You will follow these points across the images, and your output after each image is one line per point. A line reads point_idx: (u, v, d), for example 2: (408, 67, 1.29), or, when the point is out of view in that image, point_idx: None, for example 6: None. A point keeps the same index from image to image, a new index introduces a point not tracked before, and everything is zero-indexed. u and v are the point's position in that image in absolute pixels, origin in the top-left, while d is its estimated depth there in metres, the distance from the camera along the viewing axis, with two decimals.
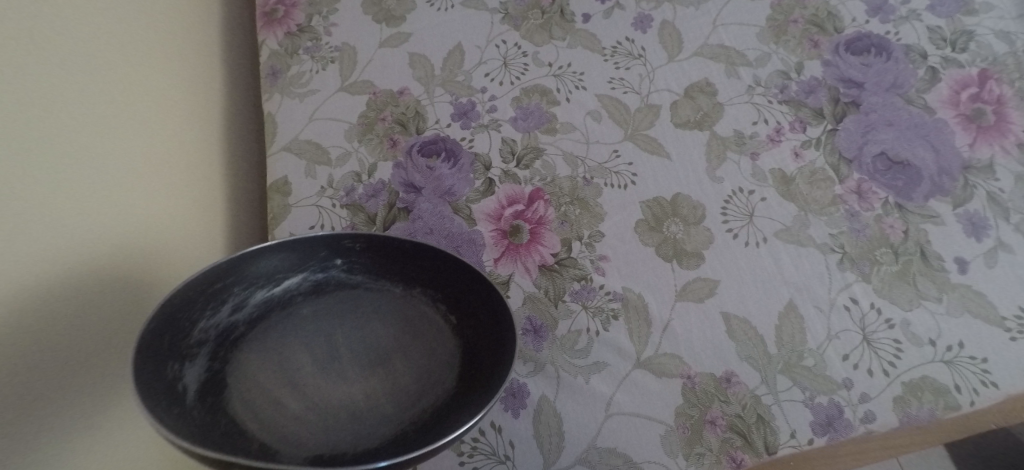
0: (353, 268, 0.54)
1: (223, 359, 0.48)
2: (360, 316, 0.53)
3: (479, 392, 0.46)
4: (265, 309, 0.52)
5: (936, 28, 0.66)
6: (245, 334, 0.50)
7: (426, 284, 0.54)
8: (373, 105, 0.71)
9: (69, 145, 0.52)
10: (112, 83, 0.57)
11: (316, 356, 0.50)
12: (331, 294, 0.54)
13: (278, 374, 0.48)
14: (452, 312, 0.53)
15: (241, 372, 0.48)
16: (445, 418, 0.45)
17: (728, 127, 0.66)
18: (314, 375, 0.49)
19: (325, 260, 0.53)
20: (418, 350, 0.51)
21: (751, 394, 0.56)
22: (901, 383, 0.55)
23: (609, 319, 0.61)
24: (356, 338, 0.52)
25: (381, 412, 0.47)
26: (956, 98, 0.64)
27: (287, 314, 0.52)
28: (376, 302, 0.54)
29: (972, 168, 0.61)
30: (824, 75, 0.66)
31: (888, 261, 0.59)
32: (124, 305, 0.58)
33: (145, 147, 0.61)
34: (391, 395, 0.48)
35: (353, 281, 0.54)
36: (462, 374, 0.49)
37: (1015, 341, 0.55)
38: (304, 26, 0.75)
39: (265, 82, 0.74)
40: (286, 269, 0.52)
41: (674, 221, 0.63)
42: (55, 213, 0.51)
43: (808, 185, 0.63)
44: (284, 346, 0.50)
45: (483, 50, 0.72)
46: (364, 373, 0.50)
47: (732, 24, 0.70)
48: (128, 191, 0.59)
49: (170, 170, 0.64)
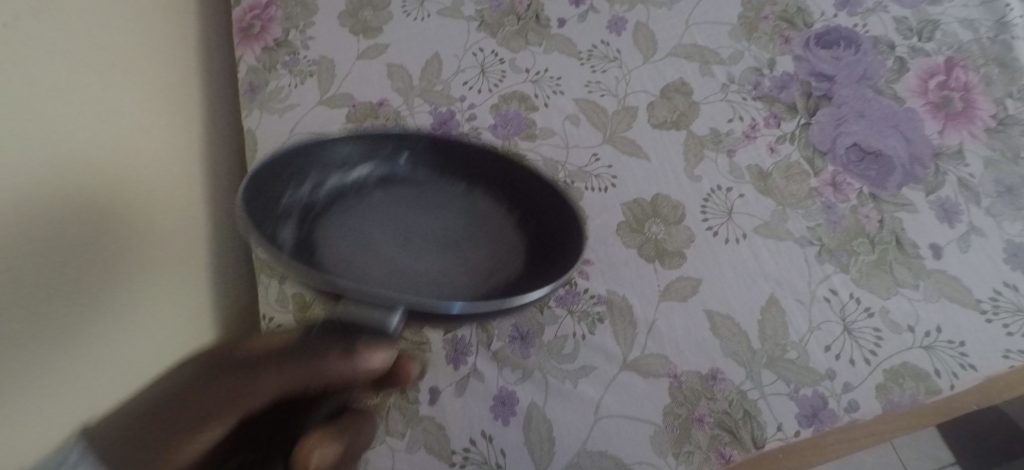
0: (417, 164, 0.56)
1: (314, 207, 0.50)
2: (429, 208, 0.55)
3: (548, 267, 0.48)
4: (338, 194, 0.53)
5: (903, 19, 0.69)
6: (324, 213, 0.51)
7: (490, 183, 0.55)
8: (353, 119, 0.72)
9: (68, 165, 0.54)
10: (103, 109, 0.58)
11: (394, 242, 0.52)
12: (399, 182, 0.56)
13: (359, 252, 0.50)
14: (509, 206, 0.54)
15: (326, 246, 0.49)
16: (514, 288, 0.48)
17: (704, 126, 0.68)
18: (391, 254, 0.51)
19: (392, 154, 0.55)
20: (481, 235, 0.54)
21: (736, 390, 0.57)
22: (881, 371, 0.56)
23: (594, 322, 0.61)
24: (424, 230, 0.54)
25: (458, 286, 0.49)
26: (925, 87, 0.66)
27: (357, 200, 0.54)
28: (440, 196, 0.55)
29: (943, 155, 0.63)
30: (796, 70, 0.69)
31: (864, 251, 0.61)
32: (120, 272, 0.61)
33: (136, 166, 0.63)
34: (465, 272, 0.51)
35: (418, 177, 0.56)
36: (529, 256, 0.51)
37: (990, 323, 0.56)
38: (281, 40, 0.77)
39: (243, 98, 0.75)
40: (356, 160, 0.53)
41: (655, 221, 0.64)
42: (67, 173, 0.54)
43: (785, 180, 0.64)
44: (360, 228, 0.53)
45: (461, 58, 0.74)
46: (436, 254, 0.52)
47: (704, 24, 0.72)
48: (122, 208, 0.61)
49: (160, 188, 0.66)
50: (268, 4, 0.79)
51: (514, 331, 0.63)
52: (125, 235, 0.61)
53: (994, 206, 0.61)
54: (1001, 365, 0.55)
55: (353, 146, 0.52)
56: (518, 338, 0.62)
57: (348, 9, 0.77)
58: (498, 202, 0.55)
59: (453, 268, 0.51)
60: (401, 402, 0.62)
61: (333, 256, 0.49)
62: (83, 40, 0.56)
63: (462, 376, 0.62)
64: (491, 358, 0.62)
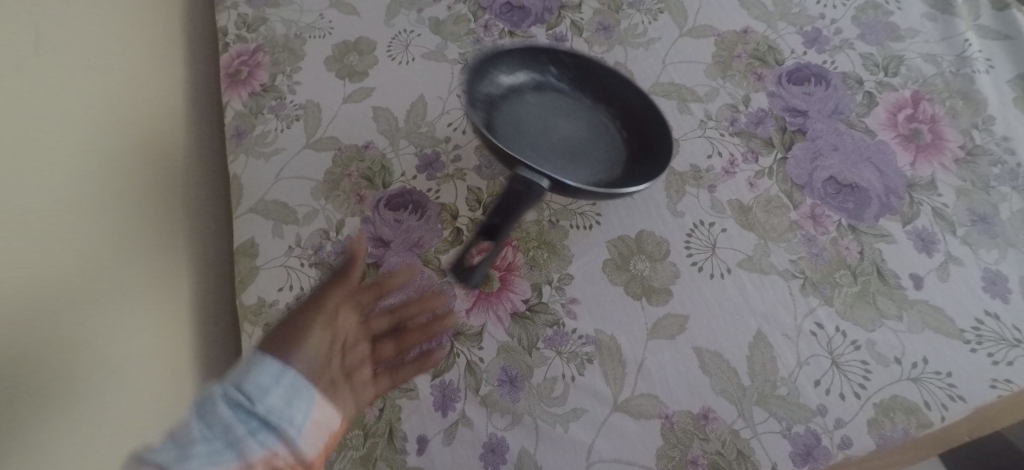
0: (562, 77, 0.68)
1: (495, 98, 0.65)
2: (567, 104, 0.68)
3: (650, 169, 0.63)
4: (504, 96, 0.66)
5: (868, 55, 0.70)
6: (501, 107, 0.66)
7: (606, 104, 0.68)
8: (339, 161, 0.71)
9: (54, 172, 0.59)
10: (59, 168, 0.60)
11: (538, 115, 0.67)
12: (547, 91, 0.68)
13: (516, 132, 0.65)
14: (623, 129, 0.67)
15: (503, 134, 0.64)
16: (622, 182, 0.63)
17: (685, 162, 0.68)
18: (540, 139, 0.66)
19: (545, 66, 0.68)
20: (601, 142, 0.67)
21: (729, 429, 0.57)
22: (873, 405, 0.57)
23: (583, 363, 0.61)
24: (558, 126, 0.67)
25: (593, 179, 0.64)
26: (894, 120, 0.67)
27: (515, 102, 0.67)
28: (572, 109, 0.68)
29: (916, 186, 0.64)
30: (770, 105, 0.69)
31: (847, 283, 0.61)
32: (113, 284, 0.64)
33: (101, 226, 0.63)
34: (596, 173, 0.64)
35: (558, 90, 0.68)
36: (634, 161, 0.65)
37: (975, 352, 0.57)
38: (268, 85, 0.76)
39: (230, 143, 0.75)
40: (516, 68, 0.67)
41: (640, 258, 0.64)
42: (47, 178, 0.59)
43: (765, 213, 0.65)
44: (511, 112, 0.66)
45: (445, 100, 0.73)
46: (566, 150, 0.66)
47: (680, 63, 0.72)
48: (82, 266, 0.61)
49: (134, 247, 0.67)
50: (256, 50, 0.79)
51: (502, 374, 0.61)
52: (93, 281, 0.62)
53: (970, 235, 0.62)
54: (989, 394, 0.56)
55: (564, 62, 0.68)
56: (506, 381, 0.61)
57: (333, 54, 0.77)
58: (603, 108, 0.68)
59: (565, 139, 0.66)
60: (388, 453, 0.60)
61: (527, 153, 0.64)
62: (68, 79, 0.62)
63: (450, 423, 0.60)
64: (480, 404, 0.60)
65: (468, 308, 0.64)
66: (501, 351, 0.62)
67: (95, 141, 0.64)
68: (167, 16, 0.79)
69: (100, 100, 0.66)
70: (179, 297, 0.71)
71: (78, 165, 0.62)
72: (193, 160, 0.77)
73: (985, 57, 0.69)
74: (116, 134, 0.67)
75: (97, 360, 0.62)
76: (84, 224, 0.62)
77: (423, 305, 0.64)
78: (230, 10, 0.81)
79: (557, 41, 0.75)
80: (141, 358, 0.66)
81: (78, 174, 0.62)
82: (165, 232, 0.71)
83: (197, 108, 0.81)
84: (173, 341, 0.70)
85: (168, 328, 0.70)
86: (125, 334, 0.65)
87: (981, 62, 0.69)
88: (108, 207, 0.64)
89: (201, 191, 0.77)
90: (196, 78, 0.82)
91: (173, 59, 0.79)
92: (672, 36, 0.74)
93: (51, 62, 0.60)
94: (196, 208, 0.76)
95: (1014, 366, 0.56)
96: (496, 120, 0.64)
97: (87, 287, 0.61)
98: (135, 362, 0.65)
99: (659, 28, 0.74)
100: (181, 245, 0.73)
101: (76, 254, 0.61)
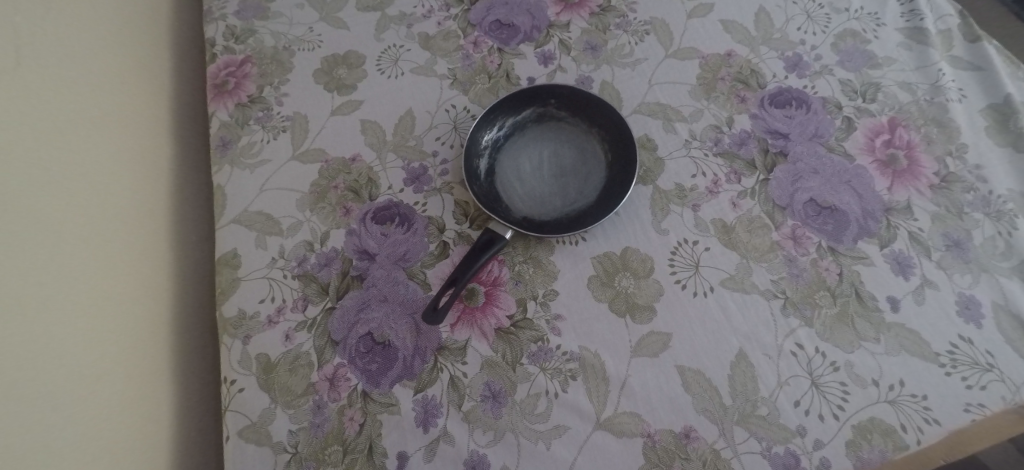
0: (560, 109, 0.72)
1: (498, 142, 0.71)
2: (563, 135, 0.72)
3: (615, 198, 0.67)
4: (508, 134, 0.72)
5: (847, 81, 0.72)
6: (502, 147, 0.71)
7: (599, 134, 0.71)
8: (325, 173, 0.71)
9: (37, 164, 0.59)
10: (33, 175, 0.59)
11: (536, 151, 0.71)
12: (547, 122, 0.72)
13: (512, 165, 0.70)
14: (608, 156, 0.70)
15: (501, 169, 0.70)
16: (591, 211, 0.67)
17: (670, 180, 0.69)
18: (532, 168, 0.70)
19: (546, 101, 0.72)
20: (587, 171, 0.70)
21: (710, 449, 0.57)
22: (851, 426, 0.57)
23: (567, 379, 0.60)
24: (552, 155, 0.71)
25: (570, 206, 0.68)
26: (872, 145, 0.69)
27: (516, 138, 0.72)
28: (569, 137, 0.72)
29: (893, 209, 0.66)
30: (753, 128, 0.70)
31: (827, 304, 0.62)
32: (99, 288, 0.63)
33: (71, 236, 0.61)
34: (575, 199, 0.69)
35: (558, 118, 0.72)
36: (610, 186, 0.68)
37: (950, 375, 0.59)
38: (255, 96, 0.76)
39: (213, 154, 0.73)
40: (520, 104, 0.72)
41: (625, 275, 0.65)
42: (30, 169, 0.58)
43: (747, 233, 0.65)
44: (511, 149, 0.71)
45: (434, 114, 0.73)
46: (554, 178, 0.70)
47: (665, 83, 0.73)
48: (51, 276, 0.58)
49: (106, 261, 0.64)
50: (243, 61, 0.78)
51: (486, 390, 0.60)
52: (85, 282, 0.61)
53: (945, 258, 0.63)
54: (963, 418, 0.57)
55: (561, 95, 0.72)
56: (489, 396, 0.60)
57: (322, 66, 0.76)
58: (596, 133, 0.71)
59: (559, 165, 0.71)
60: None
61: (516, 193, 0.69)
62: (56, 76, 0.63)
63: (432, 439, 0.59)
64: (462, 420, 0.60)
65: (452, 323, 0.63)
66: (485, 366, 0.61)
67: (70, 152, 0.63)
68: (151, 28, 0.79)
69: (78, 111, 0.65)
70: (156, 311, 0.69)
71: (50, 173, 0.60)
72: (172, 175, 0.76)
73: (957, 87, 0.71)
74: (92, 146, 0.66)
75: (66, 373, 0.58)
76: (54, 232, 0.60)
77: (408, 320, 0.64)
78: (218, 21, 0.81)
79: (545, 59, 0.76)
80: (116, 375, 0.62)
81: (61, 168, 0.62)
82: (138, 247, 0.69)
83: (181, 122, 0.80)
84: (147, 360, 0.67)
85: (142, 346, 0.66)
86: (103, 347, 0.62)
87: (954, 91, 0.71)
88: (78, 218, 0.63)
89: (177, 209, 0.76)
90: (180, 90, 0.82)
91: (161, 68, 0.79)
92: (658, 57, 0.75)
93: (30, 65, 0.60)
94: (171, 227, 0.74)
95: (987, 390, 0.58)
96: (496, 163, 0.70)
97: (56, 295, 0.58)
98: (109, 379, 0.62)
99: (646, 49, 0.75)
100: (154, 263, 0.71)
101: (44, 261, 0.58)
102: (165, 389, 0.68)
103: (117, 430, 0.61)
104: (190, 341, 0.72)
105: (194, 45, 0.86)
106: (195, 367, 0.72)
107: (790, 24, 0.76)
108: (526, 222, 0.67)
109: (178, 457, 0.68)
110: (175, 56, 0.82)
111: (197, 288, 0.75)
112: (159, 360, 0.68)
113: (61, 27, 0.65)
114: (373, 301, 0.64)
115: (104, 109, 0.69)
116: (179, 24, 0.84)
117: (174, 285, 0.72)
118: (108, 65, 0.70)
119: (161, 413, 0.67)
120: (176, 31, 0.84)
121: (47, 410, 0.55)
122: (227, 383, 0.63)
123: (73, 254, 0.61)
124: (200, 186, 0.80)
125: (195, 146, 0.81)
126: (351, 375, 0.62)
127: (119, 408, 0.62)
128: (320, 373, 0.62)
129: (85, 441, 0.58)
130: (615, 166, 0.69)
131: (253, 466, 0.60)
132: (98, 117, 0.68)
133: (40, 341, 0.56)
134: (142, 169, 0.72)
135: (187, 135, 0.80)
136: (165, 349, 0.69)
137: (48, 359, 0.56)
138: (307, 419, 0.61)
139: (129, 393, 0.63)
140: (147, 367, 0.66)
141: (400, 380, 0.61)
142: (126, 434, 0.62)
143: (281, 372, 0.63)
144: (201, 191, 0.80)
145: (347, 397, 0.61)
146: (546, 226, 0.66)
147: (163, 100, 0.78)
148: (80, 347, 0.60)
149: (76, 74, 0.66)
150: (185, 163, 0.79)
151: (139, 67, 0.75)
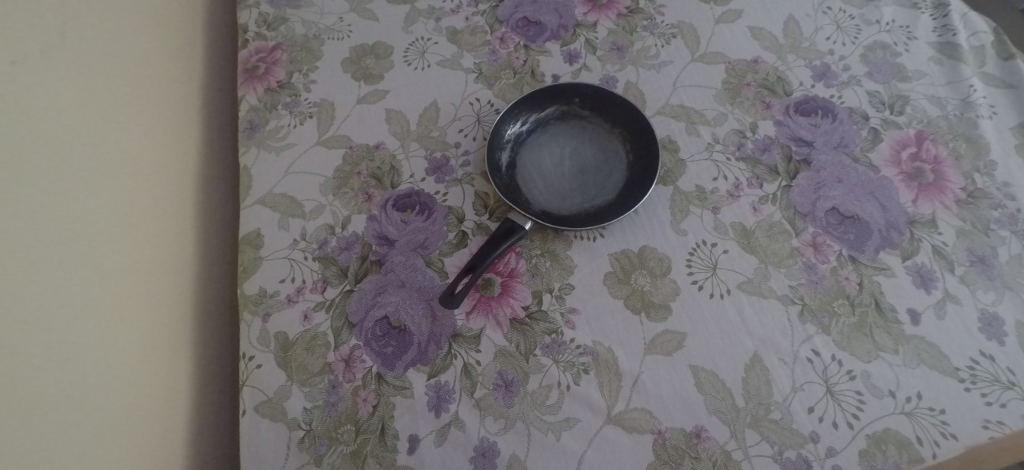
0: (584, 107, 0.73)
1: (521, 137, 0.72)
2: (585, 131, 0.72)
3: (635, 196, 0.67)
4: (530, 130, 0.72)
5: (875, 93, 0.72)
6: (524, 142, 0.72)
7: (622, 132, 0.71)
8: (349, 159, 0.72)
9: (78, 138, 0.61)
10: (74, 150, 0.61)
11: (557, 146, 0.72)
12: (570, 118, 0.73)
13: (534, 159, 0.71)
14: (630, 154, 0.70)
15: (522, 163, 0.71)
16: (610, 209, 0.68)
17: (691, 183, 0.68)
18: (553, 162, 0.71)
19: (570, 98, 0.73)
20: (609, 168, 0.70)
21: (720, 450, 0.57)
22: (866, 436, 0.57)
23: (579, 373, 0.61)
24: (574, 150, 0.72)
25: (591, 200, 0.69)
26: (898, 157, 0.68)
27: (539, 133, 0.72)
28: (592, 133, 0.72)
29: (916, 223, 0.65)
30: (777, 134, 0.70)
31: (845, 312, 0.61)
32: (129, 262, 0.65)
33: (101, 216, 0.63)
34: (594, 194, 0.69)
35: (581, 116, 0.73)
36: (631, 183, 0.69)
37: (969, 391, 0.58)
38: (283, 82, 0.77)
39: (242, 136, 0.75)
40: (544, 101, 0.72)
41: (641, 273, 0.65)
42: (72, 143, 0.61)
43: (766, 238, 0.65)
44: (534, 143, 0.72)
45: (458, 107, 0.74)
46: (574, 173, 0.70)
47: (690, 86, 0.73)
48: (77, 255, 0.59)
49: (133, 242, 0.66)
50: (274, 47, 0.80)
51: (498, 378, 0.61)
52: (115, 254, 0.63)
53: (968, 274, 0.62)
54: (980, 435, 0.56)
55: (585, 95, 0.73)
56: (502, 385, 0.61)
57: (351, 56, 0.78)
58: (618, 131, 0.72)
59: (581, 161, 0.71)
60: (378, 450, 0.59)
61: (537, 187, 0.69)
62: (100, 55, 0.65)
63: (443, 423, 0.60)
64: (474, 407, 0.60)
65: (468, 311, 0.64)
66: (499, 355, 0.62)
67: (99, 144, 0.64)
68: (187, 15, 0.80)
69: (116, 97, 0.67)
70: (179, 286, 0.71)
71: (73, 161, 0.60)
72: (200, 167, 0.78)
73: (989, 103, 0.70)
74: (128, 133, 0.68)
75: (96, 342, 0.60)
76: (81, 213, 0.61)
77: (424, 305, 0.64)
78: (252, 8, 0.82)
79: (571, 57, 0.76)
80: (126, 373, 0.62)
81: (101, 142, 0.64)
82: (163, 238, 0.70)
83: (211, 116, 0.82)
84: (165, 350, 0.67)
85: (166, 326, 0.68)
86: (131, 319, 0.64)
87: (985, 107, 0.70)
88: (104, 205, 0.63)
89: (203, 197, 0.78)
90: (212, 74, 0.84)
91: (197, 52, 0.81)
92: (684, 60, 0.75)
93: (75, 41, 0.63)
94: (196, 226, 0.75)
95: (1007, 407, 0.57)
96: (518, 157, 0.71)
97: (89, 265, 0.60)
98: (128, 361, 0.63)
99: (672, 52, 0.75)
100: (182, 243, 0.73)
101: (57, 251, 0.57)
102: (181, 379, 0.69)
103: (124, 433, 0.61)
104: (207, 325, 0.74)
105: (226, 31, 0.88)
106: (209, 359, 0.73)
107: (819, 33, 0.75)
108: (546, 215, 0.67)
109: (189, 440, 0.69)
110: (208, 42, 0.84)
111: (217, 266, 0.77)
112: (172, 364, 0.68)
113: (107, 9, 0.67)
114: (390, 286, 0.65)
115: (137, 99, 0.70)
116: (213, 11, 0.86)
117: (198, 264, 0.74)
118: (148, 47, 0.73)
119: (175, 406, 0.67)
120: (211, 17, 0.85)
121: (70, 380, 0.57)
122: (245, 359, 0.64)
123: (106, 229, 0.63)
124: (225, 190, 0.81)
125: (223, 143, 0.83)
126: (366, 357, 0.63)
127: (134, 399, 0.62)
128: (336, 353, 0.63)
129: (106, 413, 0.59)
130: (637, 165, 0.69)
131: (266, 440, 0.61)
132: (127, 113, 0.68)
133: (63, 314, 0.57)
134: (171, 163, 0.73)
135: (217, 130, 0.82)
136: (178, 355, 0.69)
137: (65, 339, 0.57)
138: (321, 398, 0.62)
139: (138, 395, 0.63)
140: (159, 372, 0.66)
141: (413, 364, 0.62)
142: (139, 420, 0.63)
143: (298, 350, 0.64)
144: (226, 177, 0.82)
145: (361, 378, 0.62)
146: (565, 220, 0.67)
147: (196, 97, 0.80)
148: (87, 341, 0.59)
149: (118, 57, 0.68)
150: (214, 146, 0.81)
151: (176, 62, 0.77)
